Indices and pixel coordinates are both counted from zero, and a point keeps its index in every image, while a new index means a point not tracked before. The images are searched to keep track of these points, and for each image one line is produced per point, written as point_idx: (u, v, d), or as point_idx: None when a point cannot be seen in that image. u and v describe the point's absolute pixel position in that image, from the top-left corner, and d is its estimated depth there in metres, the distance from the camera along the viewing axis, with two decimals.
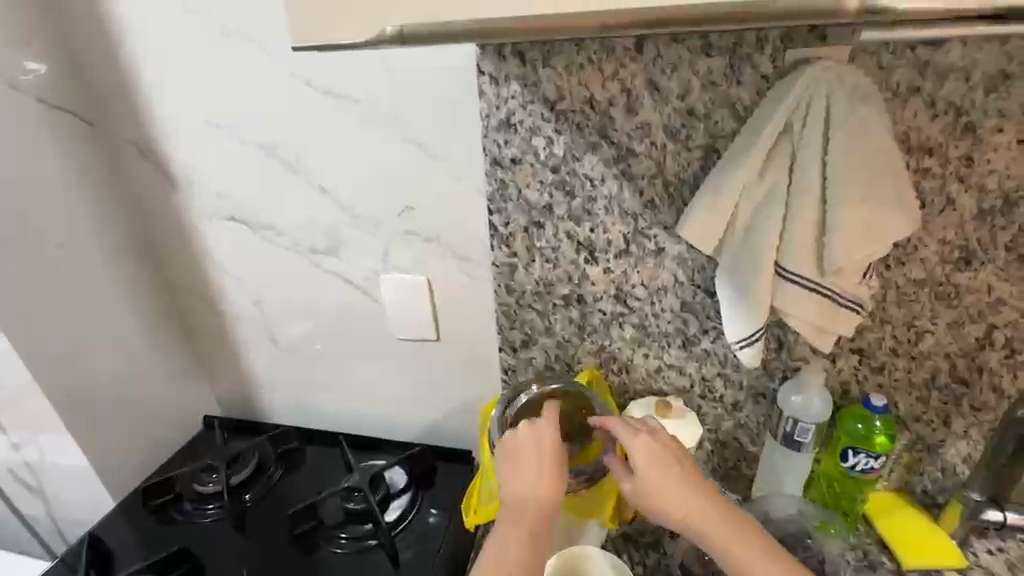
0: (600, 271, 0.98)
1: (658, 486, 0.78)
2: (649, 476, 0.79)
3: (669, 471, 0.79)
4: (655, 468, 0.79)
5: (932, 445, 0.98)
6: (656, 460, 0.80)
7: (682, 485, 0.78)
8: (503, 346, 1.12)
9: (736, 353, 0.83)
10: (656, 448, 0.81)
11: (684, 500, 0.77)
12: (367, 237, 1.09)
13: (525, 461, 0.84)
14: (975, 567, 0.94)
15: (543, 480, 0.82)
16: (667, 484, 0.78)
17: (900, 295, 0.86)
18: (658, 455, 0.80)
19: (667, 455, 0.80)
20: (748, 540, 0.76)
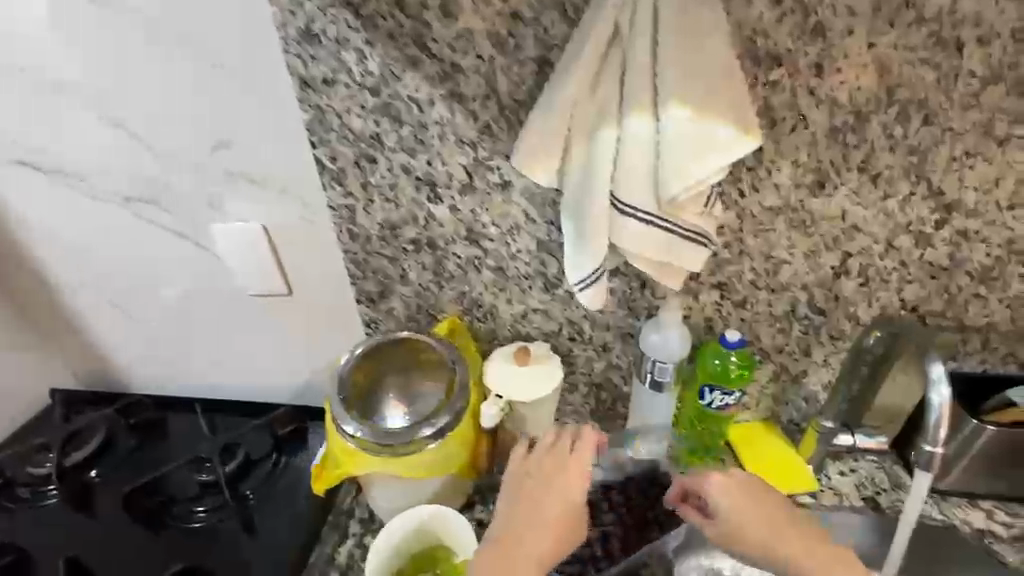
0: (448, 210, 0.87)
1: (754, 530, 0.74)
2: (738, 520, 0.75)
3: (757, 513, 0.75)
4: (745, 511, 0.75)
5: (795, 375, 0.97)
6: (747, 505, 0.75)
7: (778, 525, 0.74)
8: (359, 299, 1.00)
9: (576, 295, 0.76)
10: (738, 491, 0.76)
11: (772, 540, 0.73)
12: (182, 180, 0.92)
13: (530, 515, 0.73)
14: (826, 489, 0.96)
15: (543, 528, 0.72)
16: (763, 529, 0.74)
17: (756, 224, 0.80)
18: (745, 495, 0.76)
19: (752, 493, 0.76)
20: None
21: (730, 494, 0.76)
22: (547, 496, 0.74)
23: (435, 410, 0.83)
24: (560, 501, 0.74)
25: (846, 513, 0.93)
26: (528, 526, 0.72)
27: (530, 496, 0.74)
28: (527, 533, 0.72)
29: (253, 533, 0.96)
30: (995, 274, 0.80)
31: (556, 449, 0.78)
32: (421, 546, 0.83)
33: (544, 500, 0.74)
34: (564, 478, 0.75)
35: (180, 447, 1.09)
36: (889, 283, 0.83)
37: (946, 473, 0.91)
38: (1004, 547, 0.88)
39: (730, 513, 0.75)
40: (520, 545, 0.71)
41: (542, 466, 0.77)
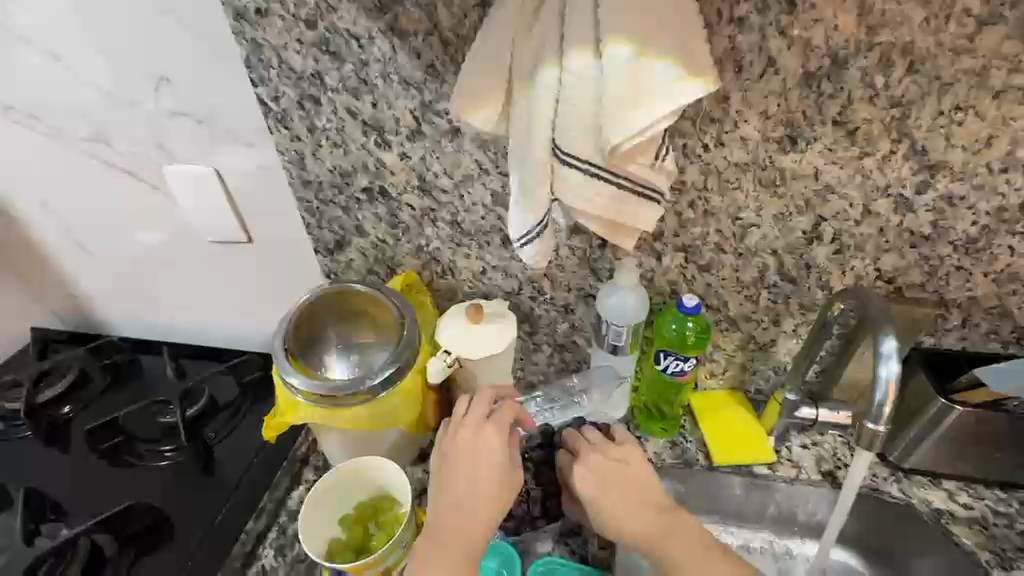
0: (398, 157, 0.82)
1: (610, 505, 0.74)
2: (600, 501, 0.75)
3: (617, 490, 0.75)
4: (604, 488, 0.75)
5: (763, 345, 0.92)
6: (608, 481, 0.76)
7: (631, 502, 0.74)
8: (318, 249, 0.97)
9: (518, 252, 0.71)
10: (603, 470, 0.77)
11: (630, 522, 0.73)
12: (130, 119, 0.89)
13: (457, 483, 0.73)
14: (784, 461, 0.94)
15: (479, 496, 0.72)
16: (619, 506, 0.74)
17: (722, 182, 0.74)
18: (609, 472, 0.76)
19: (619, 471, 0.77)
20: (706, 561, 0.71)
21: (592, 470, 0.77)
22: (470, 461, 0.74)
23: (383, 363, 0.83)
24: (481, 461, 0.74)
25: (803, 485, 0.92)
26: (457, 492, 0.73)
27: (453, 464, 0.75)
28: (457, 500, 0.72)
29: (215, 473, 0.96)
30: (981, 245, 0.74)
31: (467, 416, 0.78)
32: (371, 495, 0.84)
33: (463, 462, 0.75)
34: (478, 442, 0.75)
35: (148, 388, 1.09)
36: (865, 251, 0.77)
37: (911, 451, 0.87)
38: (962, 528, 0.84)
39: (591, 489, 0.76)
40: (452, 513, 0.72)
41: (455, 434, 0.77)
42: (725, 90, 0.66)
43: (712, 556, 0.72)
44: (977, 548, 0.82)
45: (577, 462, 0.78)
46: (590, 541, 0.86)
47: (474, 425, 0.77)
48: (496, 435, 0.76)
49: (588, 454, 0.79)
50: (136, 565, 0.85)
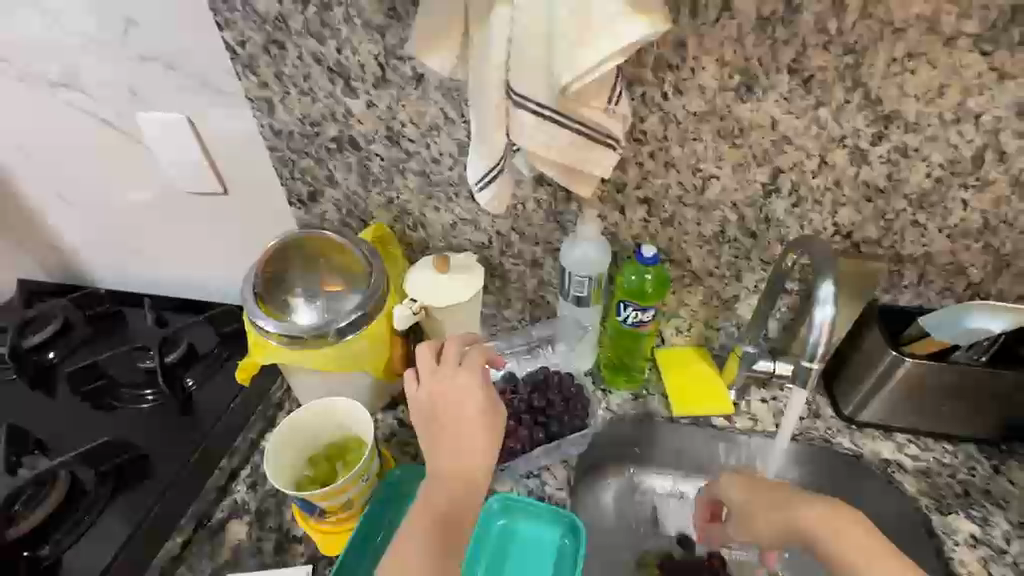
0: (365, 105, 0.83)
1: (767, 517, 0.76)
2: (739, 496, 0.80)
3: (767, 498, 0.77)
4: (758, 501, 0.78)
5: (726, 300, 0.94)
6: (756, 496, 0.78)
7: (793, 510, 0.75)
8: (291, 201, 0.99)
9: (477, 196, 0.72)
10: (752, 485, 0.79)
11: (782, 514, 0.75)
12: (100, 63, 0.89)
13: (451, 429, 0.75)
14: (741, 414, 0.96)
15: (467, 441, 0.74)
16: (777, 509, 0.76)
17: (682, 132, 0.75)
18: (758, 488, 0.79)
19: (761, 487, 0.78)
20: (875, 554, 0.69)
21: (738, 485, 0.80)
22: (455, 405, 0.77)
23: (351, 307, 0.85)
24: (467, 404, 0.76)
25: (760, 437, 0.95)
26: (451, 437, 0.75)
27: (441, 411, 0.77)
28: (455, 446, 0.74)
29: (192, 417, 0.99)
30: (935, 199, 0.75)
31: (443, 364, 0.80)
32: (342, 436, 0.87)
33: (453, 406, 0.77)
34: (459, 387, 0.78)
35: (130, 338, 1.12)
36: (822, 205, 0.78)
37: (863, 404, 0.90)
38: (906, 476, 0.88)
39: (743, 505, 0.79)
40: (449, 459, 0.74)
41: (436, 384, 0.79)
42: (681, 35, 0.66)
43: (855, 528, 0.71)
44: (918, 495, 0.86)
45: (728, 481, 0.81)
46: (548, 482, 0.89)
47: (454, 373, 0.79)
48: (471, 379, 0.78)
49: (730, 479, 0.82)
50: (113, 499, 0.88)
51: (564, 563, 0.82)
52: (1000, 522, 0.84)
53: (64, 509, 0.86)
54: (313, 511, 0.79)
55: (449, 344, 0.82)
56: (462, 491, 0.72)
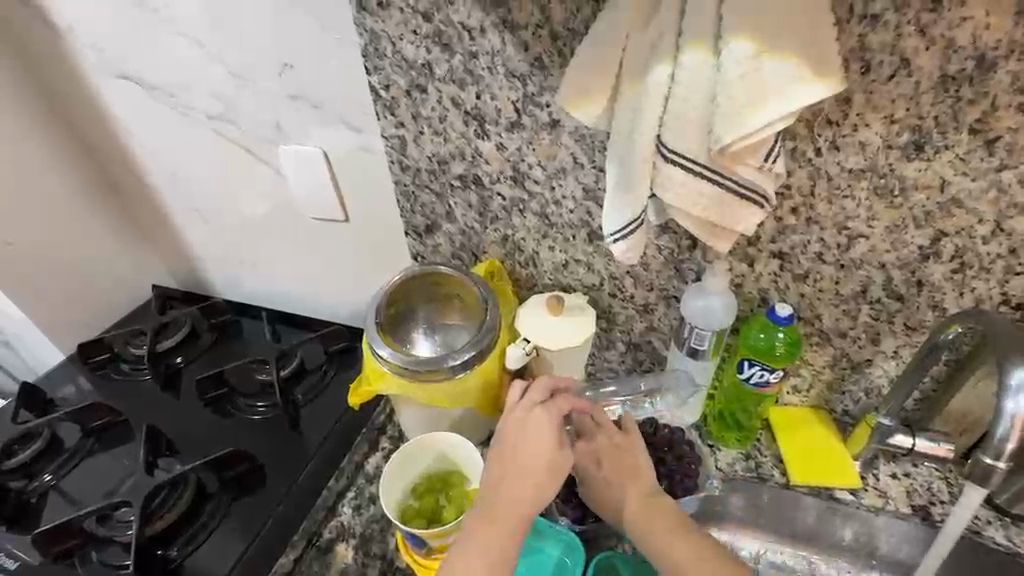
0: (495, 148, 0.85)
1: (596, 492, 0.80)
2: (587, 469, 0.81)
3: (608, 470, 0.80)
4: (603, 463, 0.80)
5: (857, 364, 0.87)
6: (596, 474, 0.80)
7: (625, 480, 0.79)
8: (408, 232, 1.03)
9: (611, 246, 0.71)
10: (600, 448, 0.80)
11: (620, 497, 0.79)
12: (255, 101, 0.97)
13: (512, 471, 0.74)
14: (870, 489, 0.88)
15: (527, 484, 0.74)
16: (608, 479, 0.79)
17: (832, 189, 0.70)
18: (607, 453, 0.80)
19: (601, 455, 0.80)
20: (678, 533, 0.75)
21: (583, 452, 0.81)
22: (524, 450, 0.75)
23: (465, 343, 0.86)
24: (536, 450, 0.75)
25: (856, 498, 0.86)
26: (510, 479, 0.74)
27: (510, 448, 0.76)
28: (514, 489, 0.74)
29: (301, 432, 1.03)
30: None
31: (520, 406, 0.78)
32: (443, 469, 0.88)
33: (523, 450, 0.75)
34: (531, 431, 0.76)
35: (249, 348, 1.19)
36: (991, 272, 0.71)
37: (1023, 495, 0.79)
38: None
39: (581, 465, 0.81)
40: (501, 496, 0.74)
41: (513, 424, 0.77)
42: (848, 91, 0.63)
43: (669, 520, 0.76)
44: None
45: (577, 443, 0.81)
46: None
47: (532, 416, 0.76)
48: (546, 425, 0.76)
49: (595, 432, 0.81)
50: (234, 504, 0.94)
51: None
52: None
53: (191, 511, 0.92)
54: (421, 547, 0.79)
55: (534, 389, 0.79)
56: (503, 534, 0.72)
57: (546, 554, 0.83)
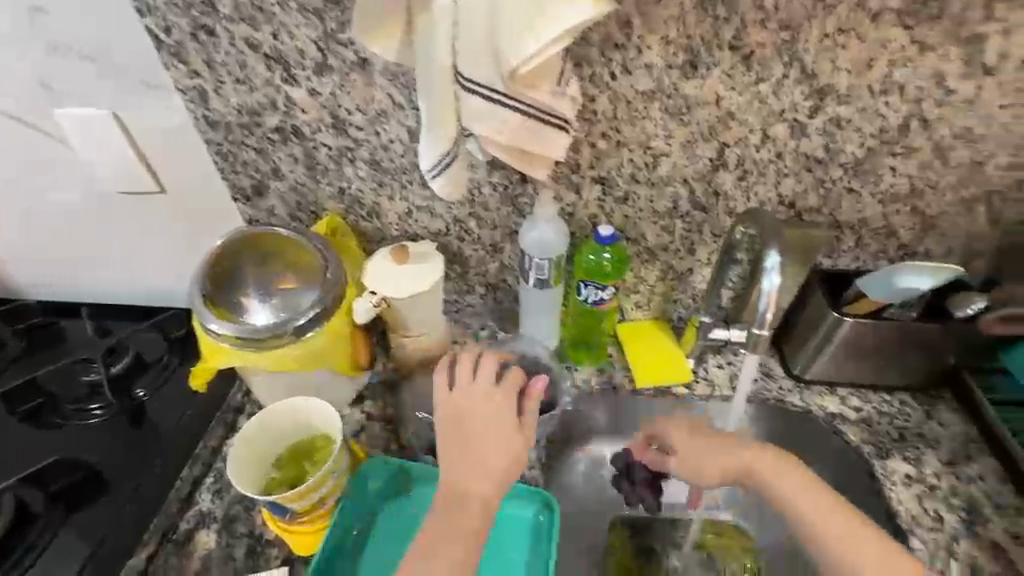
0: (308, 94, 0.80)
1: (701, 457, 0.80)
2: (696, 440, 0.81)
3: (696, 442, 0.81)
4: (698, 439, 0.81)
5: (681, 273, 0.97)
6: (679, 427, 0.84)
7: (710, 449, 0.80)
8: (236, 197, 0.95)
9: (431, 183, 0.71)
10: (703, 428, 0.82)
11: (732, 469, 0.78)
12: (7, 56, 0.81)
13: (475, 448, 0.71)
14: (700, 381, 1.00)
15: (496, 460, 0.71)
16: (710, 449, 0.80)
17: (631, 112, 0.76)
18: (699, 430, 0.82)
19: (701, 429, 0.82)
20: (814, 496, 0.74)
21: (676, 434, 0.83)
22: (488, 426, 0.72)
23: (306, 303, 0.83)
24: (506, 429, 0.72)
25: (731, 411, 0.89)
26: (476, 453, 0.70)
27: (467, 424, 0.72)
28: (483, 468, 0.70)
29: (145, 429, 0.94)
30: (867, 167, 0.79)
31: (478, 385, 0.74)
32: (305, 437, 0.84)
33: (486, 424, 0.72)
34: (490, 407, 0.72)
35: (68, 348, 1.05)
36: (767, 177, 0.82)
37: (810, 362, 0.94)
38: (849, 427, 0.92)
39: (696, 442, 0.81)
40: (471, 476, 0.70)
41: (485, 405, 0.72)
42: (626, 14, 0.67)
43: (796, 474, 0.76)
44: (862, 444, 0.90)
45: (664, 431, 0.84)
46: None
47: (479, 386, 0.73)
48: (505, 402, 0.73)
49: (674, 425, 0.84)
50: (67, 519, 0.85)
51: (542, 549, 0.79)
52: (930, 461, 0.87)
53: (15, 535, 0.83)
54: (286, 513, 0.76)
55: (491, 356, 0.76)
56: (475, 513, 0.69)
57: (418, 497, 0.85)
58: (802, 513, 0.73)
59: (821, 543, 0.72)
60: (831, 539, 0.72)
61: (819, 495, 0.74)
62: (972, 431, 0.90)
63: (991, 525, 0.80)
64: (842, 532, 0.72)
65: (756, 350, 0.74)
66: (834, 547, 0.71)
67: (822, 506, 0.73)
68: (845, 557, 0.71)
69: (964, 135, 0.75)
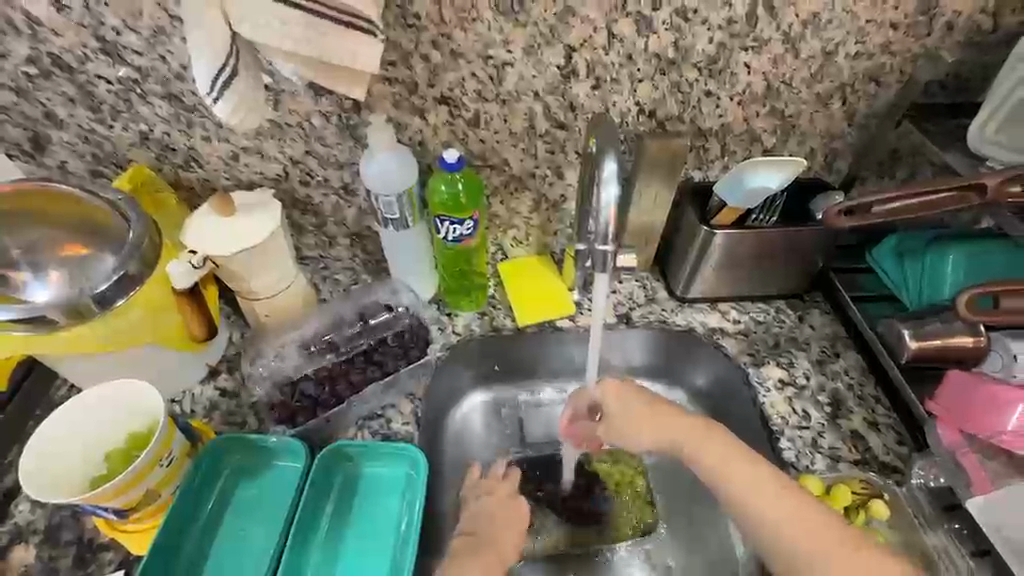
0: (52, 9, 0.66)
1: (643, 426, 0.75)
2: (638, 411, 0.76)
3: (640, 412, 0.76)
4: (640, 413, 0.76)
5: (556, 202, 0.89)
6: (631, 403, 0.77)
7: (659, 425, 0.74)
8: (10, 153, 0.77)
9: (213, 109, 0.58)
10: (633, 396, 0.77)
11: (678, 441, 0.72)
12: None
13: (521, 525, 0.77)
14: (584, 313, 0.92)
15: (517, 523, 0.77)
16: (654, 424, 0.74)
17: (459, 13, 0.68)
18: (642, 406, 0.76)
19: (649, 398, 0.77)
20: (753, 473, 0.68)
21: (617, 396, 0.78)
22: (506, 509, 0.77)
23: (108, 273, 0.70)
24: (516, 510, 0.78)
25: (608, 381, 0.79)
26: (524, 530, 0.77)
27: (488, 517, 0.76)
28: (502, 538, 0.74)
29: None
30: (722, 65, 0.74)
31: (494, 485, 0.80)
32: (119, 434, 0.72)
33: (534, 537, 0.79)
34: (504, 500, 0.78)
35: None
36: (621, 84, 0.75)
37: (690, 279, 0.91)
38: (729, 340, 0.91)
39: (635, 417, 0.76)
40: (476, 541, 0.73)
41: (493, 492, 0.79)
42: None
43: (727, 447, 0.70)
44: (738, 354, 0.89)
45: (601, 389, 0.79)
46: (392, 420, 0.81)
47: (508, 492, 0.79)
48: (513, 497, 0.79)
49: (620, 397, 0.78)
50: None
51: (412, 498, 0.75)
52: (802, 364, 0.88)
53: None
54: (111, 512, 0.67)
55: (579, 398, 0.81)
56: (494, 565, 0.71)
57: (281, 467, 0.77)
58: (754, 505, 0.67)
59: (751, 510, 0.67)
60: (783, 526, 0.65)
61: (770, 479, 0.67)
62: (840, 329, 0.91)
63: (853, 416, 0.83)
64: (785, 511, 0.65)
65: (603, 273, 0.68)
66: (788, 534, 0.65)
67: (784, 505, 0.65)
68: (783, 533, 0.65)
69: (811, 21, 0.71)
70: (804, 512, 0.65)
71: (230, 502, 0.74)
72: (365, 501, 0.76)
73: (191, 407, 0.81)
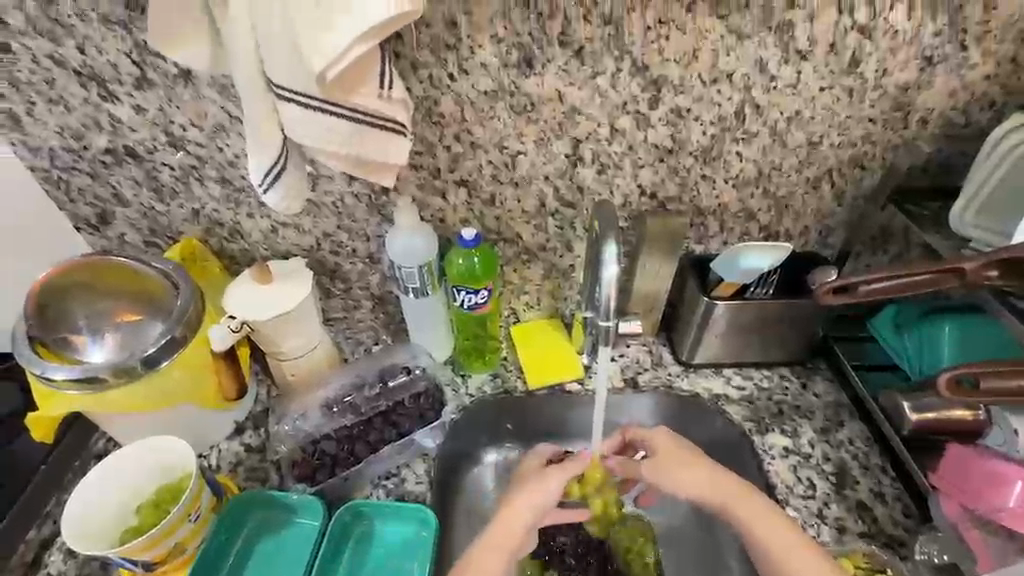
0: (132, 111, 0.76)
1: (664, 464, 0.77)
2: (663, 453, 0.78)
3: (664, 453, 0.78)
4: (664, 454, 0.77)
5: (564, 271, 0.96)
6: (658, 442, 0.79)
7: (680, 468, 0.76)
8: (79, 226, 0.87)
9: (265, 197, 0.67)
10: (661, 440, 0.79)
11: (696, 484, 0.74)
12: None
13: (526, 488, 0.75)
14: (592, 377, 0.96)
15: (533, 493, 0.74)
16: (675, 465, 0.76)
17: (478, 112, 0.77)
18: (667, 450, 0.78)
19: (673, 442, 0.78)
20: (755, 509, 0.72)
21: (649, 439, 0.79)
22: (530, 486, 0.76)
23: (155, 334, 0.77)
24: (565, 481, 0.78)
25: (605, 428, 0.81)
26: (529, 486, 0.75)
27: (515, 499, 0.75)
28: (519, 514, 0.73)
29: None
30: (715, 154, 0.82)
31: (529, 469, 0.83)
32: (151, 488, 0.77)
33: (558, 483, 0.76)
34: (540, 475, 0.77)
35: None
36: (624, 169, 0.83)
37: (694, 346, 0.95)
38: (733, 407, 0.93)
39: (660, 457, 0.78)
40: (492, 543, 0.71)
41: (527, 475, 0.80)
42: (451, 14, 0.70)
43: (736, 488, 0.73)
44: (743, 421, 0.92)
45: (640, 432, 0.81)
46: (406, 480, 0.85)
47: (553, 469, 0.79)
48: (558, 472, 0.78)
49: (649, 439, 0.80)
50: None
51: (423, 557, 0.78)
52: (806, 432, 0.90)
53: None
54: (139, 565, 0.72)
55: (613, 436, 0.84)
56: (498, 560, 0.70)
57: (297, 525, 0.80)
58: (762, 541, 0.70)
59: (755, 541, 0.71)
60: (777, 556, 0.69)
61: (775, 520, 0.71)
62: (842, 397, 0.93)
63: (858, 486, 0.84)
64: (781, 544, 0.70)
65: (606, 345, 0.73)
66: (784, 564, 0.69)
67: (778, 533, 0.70)
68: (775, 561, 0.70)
69: (795, 118, 0.79)
70: (798, 549, 0.69)
71: (247, 562, 0.77)
72: (378, 562, 0.78)
73: (217, 462, 0.86)
